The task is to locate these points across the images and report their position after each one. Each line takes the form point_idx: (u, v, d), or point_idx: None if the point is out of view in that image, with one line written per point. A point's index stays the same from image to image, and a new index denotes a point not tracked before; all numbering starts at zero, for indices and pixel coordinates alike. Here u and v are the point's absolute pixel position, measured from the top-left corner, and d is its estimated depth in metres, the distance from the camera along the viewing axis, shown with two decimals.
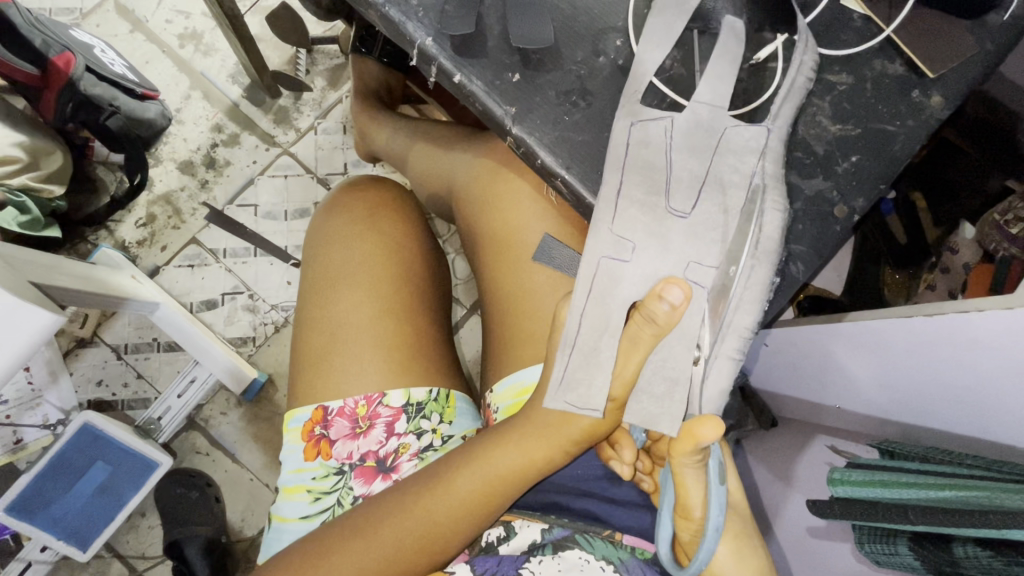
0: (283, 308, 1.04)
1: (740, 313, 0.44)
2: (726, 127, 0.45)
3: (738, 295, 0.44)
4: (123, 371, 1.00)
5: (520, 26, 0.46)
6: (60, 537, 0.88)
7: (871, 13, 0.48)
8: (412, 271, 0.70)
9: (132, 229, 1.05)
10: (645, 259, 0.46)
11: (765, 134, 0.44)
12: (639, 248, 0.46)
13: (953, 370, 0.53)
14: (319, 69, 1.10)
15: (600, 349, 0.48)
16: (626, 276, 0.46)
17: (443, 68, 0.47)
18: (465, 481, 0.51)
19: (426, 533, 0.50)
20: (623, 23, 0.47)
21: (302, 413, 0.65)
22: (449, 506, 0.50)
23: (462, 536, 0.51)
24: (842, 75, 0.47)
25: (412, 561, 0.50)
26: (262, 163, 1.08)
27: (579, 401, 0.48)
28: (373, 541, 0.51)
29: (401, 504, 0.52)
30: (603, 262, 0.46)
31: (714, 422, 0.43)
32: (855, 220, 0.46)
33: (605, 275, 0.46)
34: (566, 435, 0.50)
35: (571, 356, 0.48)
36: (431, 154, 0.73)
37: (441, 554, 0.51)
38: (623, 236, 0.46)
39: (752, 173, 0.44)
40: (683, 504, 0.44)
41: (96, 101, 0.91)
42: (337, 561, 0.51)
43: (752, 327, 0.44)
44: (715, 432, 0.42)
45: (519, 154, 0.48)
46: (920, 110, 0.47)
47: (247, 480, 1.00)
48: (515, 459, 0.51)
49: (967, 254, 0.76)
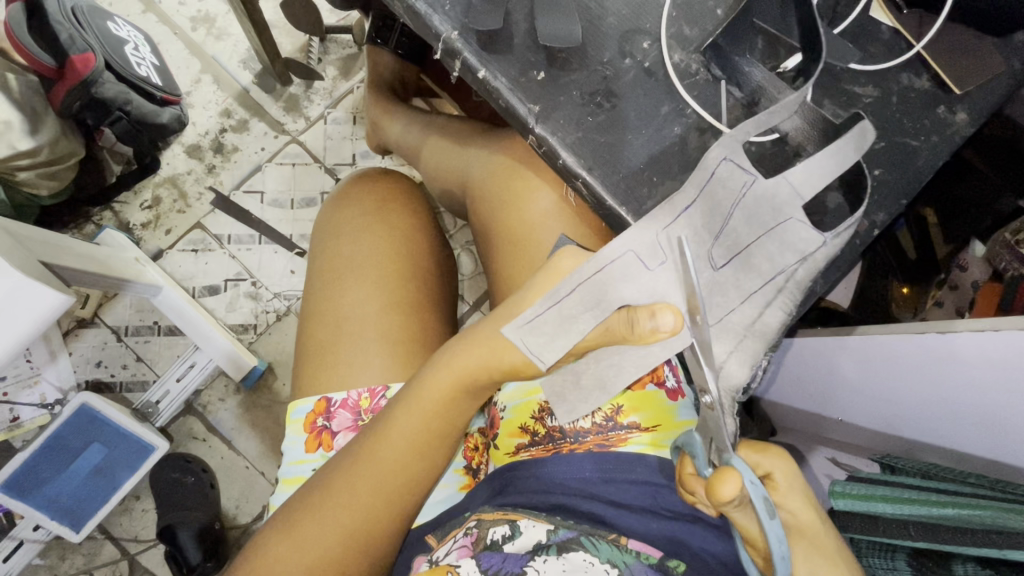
0: (286, 296, 1.04)
1: (731, 366, 0.43)
2: (791, 217, 0.41)
3: (726, 350, 0.43)
4: (123, 353, 1.00)
5: (547, 24, 0.46)
6: (53, 517, 0.88)
7: (899, 26, 0.47)
8: (401, 245, 0.70)
9: (137, 212, 1.04)
10: (657, 271, 0.42)
11: (816, 237, 0.41)
12: (669, 264, 0.42)
13: (964, 401, 0.54)
14: (331, 57, 1.10)
15: (577, 319, 0.45)
16: (638, 280, 0.43)
17: (468, 64, 0.46)
18: (405, 424, 0.52)
19: (384, 480, 0.53)
20: (650, 26, 0.47)
21: (304, 404, 0.64)
22: (396, 447, 0.53)
23: (423, 471, 0.54)
24: (868, 87, 0.47)
25: (377, 510, 0.53)
26: (271, 150, 1.07)
27: (535, 347, 0.46)
28: (345, 493, 0.52)
29: (358, 455, 0.54)
30: (626, 254, 0.42)
31: (732, 476, 0.38)
32: (875, 234, 0.46)
33: (611, 267, 0.43)
34: (498, 365, 0.48)
35: (550, 309, 0.44)
36: (447, 149, 0.72)
37: (404, 497, 0.54)
38: (656, 247, 0.42)
39: (780, 270, 0.42)
40: (749, 539, 0.40)
41: (107, 102, 0.90)
42: (312, 528, 0.52)
43: (740, 388, 0.42)
44: (736, 488, 0.38)
45: (539, 154, 0.47)
46: (945, 126, 0.47)
47: (243, 467, 1.00)
48: (445, 395, 0.52)
49: (977, 273, 0.80)
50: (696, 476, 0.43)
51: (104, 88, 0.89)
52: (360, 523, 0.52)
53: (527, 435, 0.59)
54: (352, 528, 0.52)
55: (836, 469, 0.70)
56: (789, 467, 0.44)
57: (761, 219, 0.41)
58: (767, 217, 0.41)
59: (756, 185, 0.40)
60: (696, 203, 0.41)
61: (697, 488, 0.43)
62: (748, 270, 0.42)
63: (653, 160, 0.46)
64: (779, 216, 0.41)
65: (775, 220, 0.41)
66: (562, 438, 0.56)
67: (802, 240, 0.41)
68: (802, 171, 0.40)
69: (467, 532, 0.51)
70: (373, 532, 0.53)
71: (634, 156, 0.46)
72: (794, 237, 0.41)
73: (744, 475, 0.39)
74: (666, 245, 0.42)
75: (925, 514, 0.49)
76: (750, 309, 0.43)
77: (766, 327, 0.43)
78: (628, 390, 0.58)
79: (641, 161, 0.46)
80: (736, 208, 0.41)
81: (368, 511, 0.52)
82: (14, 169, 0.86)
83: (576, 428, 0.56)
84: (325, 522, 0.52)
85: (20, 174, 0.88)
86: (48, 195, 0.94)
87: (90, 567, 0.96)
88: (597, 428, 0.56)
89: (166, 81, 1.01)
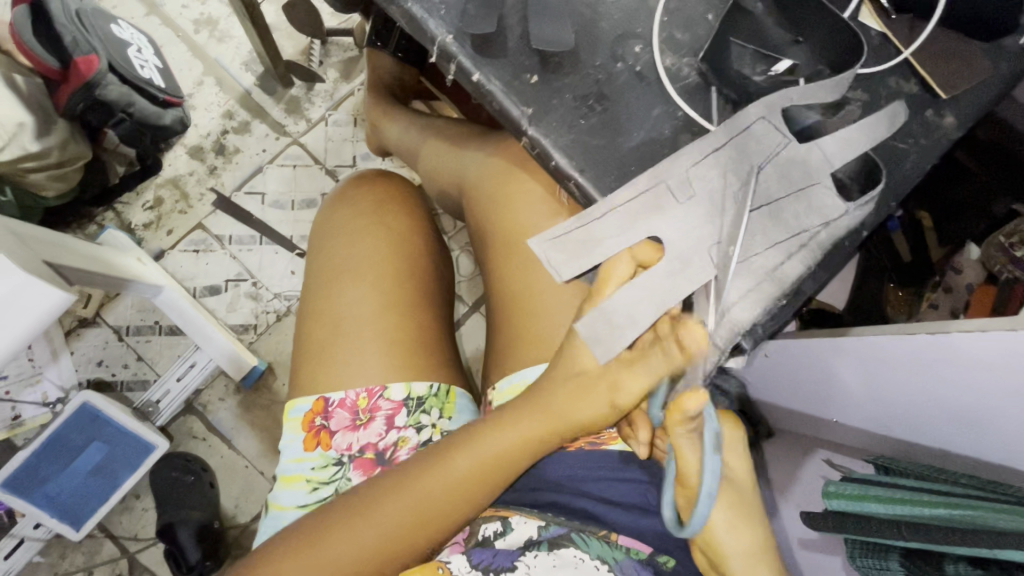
0: (286, 297, 1.04)
1: (743, 304, 0.43)
2: (817, 183, 0.45)
3: (745, 287, 0.43)
4: (124, 353, 1.01)
5: (541, 28, 0.46)
6: (54, 515, 0.89)
7: (888, 31, 0.48)
8: (415, 257, 0.71)
9: (140, 212, 1.05)
10: (664, 215, 0.44)
11: (838, 205, 0.45)
12: (695, 200, 0.44)
13: (952, 401, 0.54)
14: (332, 60, 1.11)
15: (602, 242, 0.45)
16: (671, 214, 0.44)
17: (463, 68, 0.47)
18: (468, 468, 0.50)
19: (423, 515, 0.50)
20: (642, 30, 0.48)
21: (303, 403, 0.65)
22: (448, 484, 0.50)
23: (464, 515, 0.50)
24: (857, 91, 0.48)
25: (406, 545, 0.50)
26: (272, 152, 1.08)
27: (556, 260, 0.46)
28: (376, 524, 0.50)
29: (401, 484, 0.51)
30: (554, 247, 0.46)
31: (699, 390, 0.41)
32: (865, 236, 0.47)
33: (579, 234, 0.46)
34: (578, 413, 0.48)
35: (574, 224, 0.46)
36: (444, 151, 0.73)
37: (434, 537, 0.50)
38: (598, 238, 0.45)
39: (805, 228, 0.45)
40: (679, 474, 0.44)
41: (109, 104, 0.91)
42: (335, 546, 0.50)
43: (744, 324, 0.42)
44: (699, 404, 0.40)
45: (532, 156, 0.48)
46: (934, 129, 0.47)
47: (243, 466, 1.01)
48: (515, 442, 0.50)
49: (971, 275, 0.79)
50: (644, 414, 0.49)
51: (107, 89, 0.90)
52: (385, 554, 0.49)
53: None
54: (375, 556, 0.49)
55: (831, 470, 0.71)
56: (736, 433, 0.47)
57: (792, 178, 0.45)
58: (796, 177, 0.45)
59: (787, 147, 0.45)
60: (725, 147, 0.45)
61: (641, 423, 0.49)
62: (776, 220, 0.45)
63: (644, 163, 0.46)
64: (807, 178, 0.45)
65: (805, 181, 0.45)
66: None
67: (827, 207, 0.45)
68: (833, 144, 0.45)
69: (463, 526, 0.53)
70: (389, 568, 0.50)
71: (624, 158, 0.46)
72: (818, 202, 0.45)
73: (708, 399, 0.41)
74: (625, 216, 0.45)
75: (913, 514, 0.50)
76: (775, 254, 0.44)
77: (784, 275, 0.44)
78: None
79: (633, 163, 0.46)
80: (768, 163, 0.45)
81: (392, 546, 0.50)
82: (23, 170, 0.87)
83: None
84: (350, 545, 0.49)
85: (31, 175, 0.89)
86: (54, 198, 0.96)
87: (90, 565, 0.97)
88: (589, 425, 0.56)
89: (168, 84, 1.02)
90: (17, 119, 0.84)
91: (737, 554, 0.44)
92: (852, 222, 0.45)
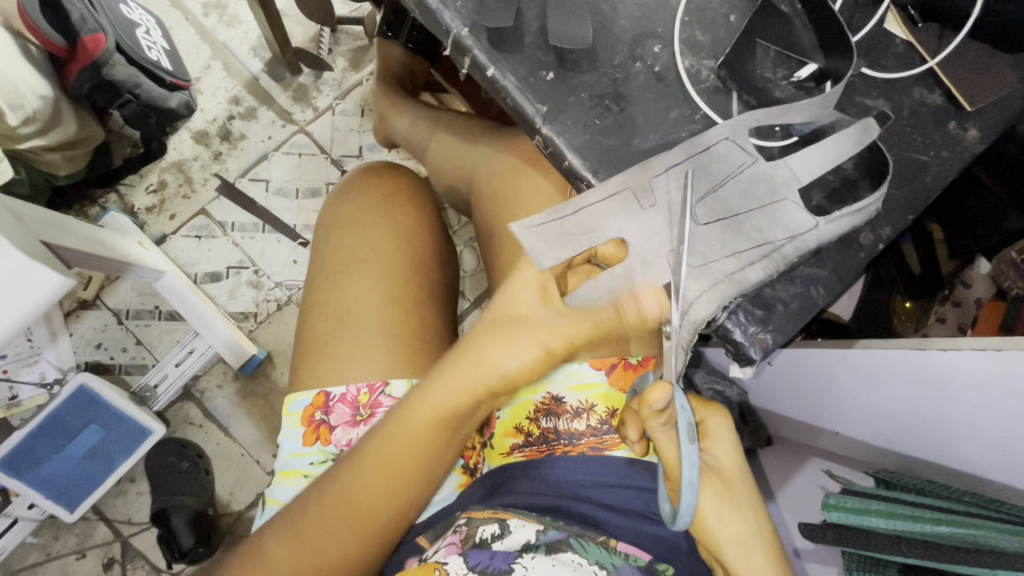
0: (287, 286, 1.04)
1: (702, 304, 0.43)
2: (785, 199, 0.44)
3: (700, 288, 0.43)
4: (123, 336, 1.00)
5: (558, 24, 0.45)
6: (49, 496, 0.88)
7: (913, 40, 0.47)
8: (423, 255, 0.70)
9: (143, 195, 1.04)
10: (623, 219, 0.44)
11: (807, 220, 0.43)
12: (657, 207, 0.44)
13: (958, 420, 0.53)
14: (342, 49, 1.10)
15: (571, 241, 0.44)
16: (633, 217, 0.44)
17: (477, 61, 0.46)
18: (387, 458, 0.50)
19: (386, 488, 0.51)
20: (662, 30, 0.47)
21: (303, 397, 0.64)
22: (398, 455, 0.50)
23: (422, 475, 0.52)
24: (879, 100, 0.47)
25: (377, 516, 0.51)
26: (277, 140, 1.07)
27: (536, 249, 0.45)
28: (295, 550, 0.50)
29: (355, 464, 0.51)
30: (534, 237, 0.45)
31: (661, 385, 0.41)
32: (880, 248, 0.46)
33: (559, 224, 0.44)
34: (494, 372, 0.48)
35: (553, 221, 0.44)
36: (453, 145, 0.72)
37: (401, 504, 0.52)
38: (569, 233, 0.44)
39: (768, 241, 0.44)
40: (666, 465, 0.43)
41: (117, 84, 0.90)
42: (315, 536, 0.50)
43: (704, 322, 0.43)
44: (663, 396, 0.41)
45: (545, 154, 0.47)
46: (956, 142, 0.46)
47: (238, 454, 1.01)
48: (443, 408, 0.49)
49: (981, 290, 0.76)
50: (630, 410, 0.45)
51: (115, 70, 0.88)
52: (362, 528, 0.51)
53: (521, 436, 0.58)
54: (352, 536, 0.50)
55: (830, 481, 0.70)
56: (722, 422, 0.47)
57: (756, 195, 0.44)
58: (762, 193, 0.44)
59: (752, 167, 0.44)
60: (684, 164, 0.44)
61: (629, 422, 0.45)
62: (736, 233, 0.44)
63: None
64: (773, 195, 0.44)
65: (770, 198, 0.44)
66: (556, 440, 0.56)
67: (796, 221, 0.43)
68: (802, 160, 0.43)
69: (458, 529, 0.50)
70: (367, 544, 0.51)
71: (636, 160, 0.45)
72: (785, 217, 0.44)
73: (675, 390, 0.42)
74: (587, 218, 0.44)
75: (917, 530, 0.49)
76: (740, 267, 0.43)
77: (745, 280, 0.43)
78: (622, 393, 0.56)
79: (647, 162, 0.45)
80: (729, 183, 0.44)
81: (367, 522, 0.51)
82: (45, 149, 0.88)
83: (570, 431, 0.56)
84: (327, 530, 0.50)
85: (48, 155, 0.90)
86: (64, 178, 0.96)
87: (83, 547, 0.97)
88: (592, 431, 0.56)
89: (175, 66, 1.00)
90: (41, 91, 0.82)
91: (728, 541, 0.43)
92: (821, 237, 0.43)
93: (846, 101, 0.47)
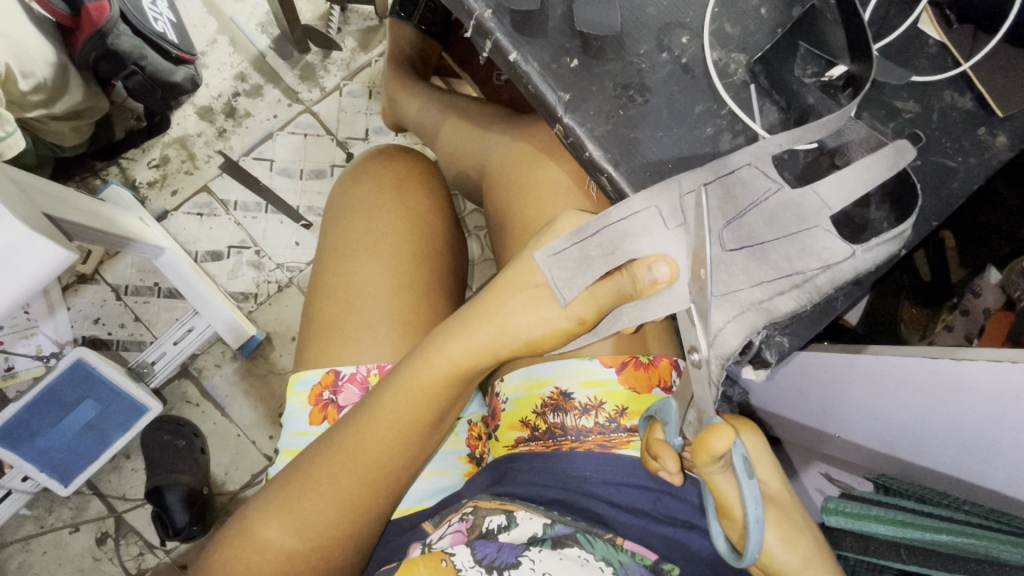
0: (288, 268, 1.02)
1: (728, 332, 0.42)
2: (816, 227, 0.41)
3: (726, 317, 0.42)
4: (121, 312, 0.99)
5: (585, 11, 0.44)
6: (43, 469, 0.88)
7: (948, 41, 0.46)
8: (435, 246, 0.69)
9: (144, 170, 1.03)
10: (646, 237, 0.43)
11: (842, 248, 0.41)
12: (686, 226, 0.42)
13: (964, 429, 0.53)
14: (351, 28, 1.07)
15: (591, 262, 0.45)
16: (653, 234, 0.43)
17: (499, 45, 0.45)
18: (393, 415, 0.51)
19: (388, 447, 0.51)
20: (691, 20, 0.45)
21: (310, 376, 0.63)
22: (402, 412, 0.51)
23: (423, 436, 0.52)
24: (908, 101, 0.46)
25: (378, 477, 0.51)
26: (283, 119, 1.05)
27: (559, 281, 0.46)
28: (293, 513, 0.50)
29: (358, 421, 0.51)
30: (557, 265, 0.46)
31: (726, 431, 0.40)
32: (902, 253, 0.45)
33: (577, 251, 0.45)
34: (509, 341, 0.49)
35: (575, 246, 0.45)
36: (468, 132, 0.71)
37: (400, 467, 0.52)
38: (587, 257, 0.45)
39: (799, 270, 0.42)
40: (721, 505, 0.41)
41: (123, 55, 0.88)
42: (314, 498, 0.50)
43: (733, 354, 0.42)
44: (728, 443, 0.39)
45: (565, 144, 0.46)
46: (984, 148, 0.45)
47: (235, 435, 1.00)
48: (449, 368, 0.50)
49: (989, 300, 0.72)
50: (665, 443, 0.46)
51: (120, 40, 0.86)
52: (362, 488, 0.51)
53: (527, 430, 0.57)
54: (353, 495, 0.51)
55: None
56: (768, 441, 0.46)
57: (783, 223, 0.42)
58: (790, 221, 0.42)
59: (777, 193, 0.42)
60: (714, 183, 0.41)
61: (665, 453, 0.45)
62: (761, 262, 0.42)
63: (681, 159, 0.44)
64: (802, 223, 0.42)
65: (798, 225, 0.42)
66: (563, 436, 0.55)
67: (828, 250, 0.41)
68: (831, 185, 0.41)
69: (463, 517, 0.50)
70: (365, 506, 0.51)
71: (659, 153, 0.44)
72: (818, 245, 0.41)
73: (735, 433, 0.40)
74: (607, 239, 0.44)
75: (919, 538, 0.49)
76: (761, 291, 0.42)
77: (774, 308, 0.42)
78: (633, 393, 0.56)
79: (669, 158, 0.44)
80: (755, 208, 0.42)
81: (367, 482, 0.51)
82: (49, 118, 0.86)
83: (577, 427, 0.55)
84: (325, 489, 0.50)
85: (52, 124, 0.87)
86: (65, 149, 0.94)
87: (77, 521, 0.96)
88: (599, 429, 0.55)
89: (181, 38, 0.98)
90: (47, 58, 0.81)
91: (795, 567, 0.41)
92: (857, 266, 0.42)
93: (879, 101, 0.45)
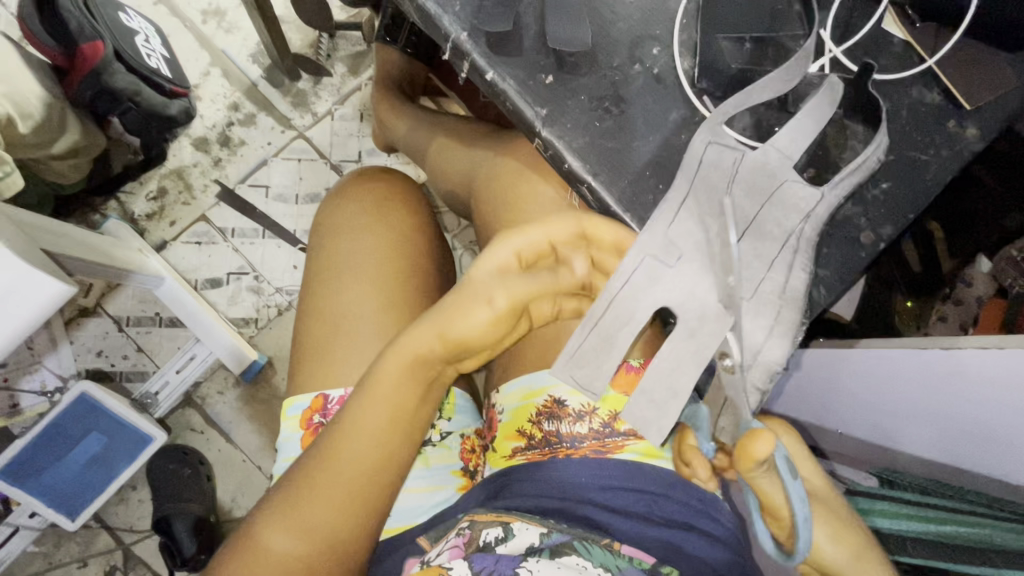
0: (288, 292, 1.04)
1: (771, 342, 0.42)
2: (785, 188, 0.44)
3: (766, 325, 0.43)
4: (124, 343, 1.00)
5: (558, 27, 0.46)
6: (50, 504, 0.88)
7: (912, 40, 0.47)
8: (424, 268, 0.70)
9: (142, 202, 1.04)
10: (657, 285, 0.44)
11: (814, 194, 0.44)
12: (686, 256, 0.44)
13: (960, 417, 0.53)
14: (341, 54, 1.10)
15: (614, 339, 0.44)
16: (666, 278, 0.44)
17: (476, 65, 0.46)
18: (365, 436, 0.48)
19: (365, 468, 0.49)
20: (661, 32, 0.47)
21: (301, 401, 0.64)
22: (373, 425, 0.48)
23: (399, 442, 0.50)
24: (877, 100, 0.47)
25: (359, 497, 0.49)
26: (277, 145, 1.07)
27: (585, 380, 0.45)
28: (278, 537, 0.48)
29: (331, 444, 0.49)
30: (576, 359, 0.45)
31: (766, 436, 0.38)
32: (881, 247, 0.46)
33: (595, 336, 0.45)
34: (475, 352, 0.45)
35: (590, 331, 0.44)
36: (452, 150, 0.72)
37: (381, 484, 0.50)
38: (609, 337, 0.44)
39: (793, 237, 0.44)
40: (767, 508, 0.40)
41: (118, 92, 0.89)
42: (295, 521, 0.48)
43: (779, 362, 0.42)
44: (770, 447, 0.37)
45: (545, 157, 0.48)
46: (956, 141, 0.47)
47: (241, 461, 1.00)
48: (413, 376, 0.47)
49: (983, 288, 0.77)
50: (696, 450, 0.44)
51: (115, 77, 0.87)
52: (345, 508, 0.49)
53: (524, 439, 0.58)
54: (337, 520, 0.49)
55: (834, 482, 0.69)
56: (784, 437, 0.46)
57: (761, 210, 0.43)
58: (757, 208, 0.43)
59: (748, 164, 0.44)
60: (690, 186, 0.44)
61: (699, 461, 0.44)
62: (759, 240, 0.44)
63: (658, 167, 0.46)
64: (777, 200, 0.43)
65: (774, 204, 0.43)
66: (559, 443, 0.56)
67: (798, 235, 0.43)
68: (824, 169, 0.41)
69: (460, 532, 0.49)
70: (350, 525, 0.49)
71: (636, 161, 0.46)
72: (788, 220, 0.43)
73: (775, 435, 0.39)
74: (620, 310, 0.44)
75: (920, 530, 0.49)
76: (774, 277, 0.44)
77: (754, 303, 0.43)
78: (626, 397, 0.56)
79: (646, 167, 0.46)
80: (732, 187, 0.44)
81: (349, 504, 0.49)
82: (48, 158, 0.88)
83: (572, 434, 0.56)
84: (307, 514, 0.48)
85: (52, 163, 0.89)
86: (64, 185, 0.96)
87: (85, 555, 0.96)
88: (594, 434, 0.55)
89: (175, 73, 1.00)
90: (44, 100, 0.83)
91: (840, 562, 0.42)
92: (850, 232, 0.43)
93: (856, 98, 0.46)
